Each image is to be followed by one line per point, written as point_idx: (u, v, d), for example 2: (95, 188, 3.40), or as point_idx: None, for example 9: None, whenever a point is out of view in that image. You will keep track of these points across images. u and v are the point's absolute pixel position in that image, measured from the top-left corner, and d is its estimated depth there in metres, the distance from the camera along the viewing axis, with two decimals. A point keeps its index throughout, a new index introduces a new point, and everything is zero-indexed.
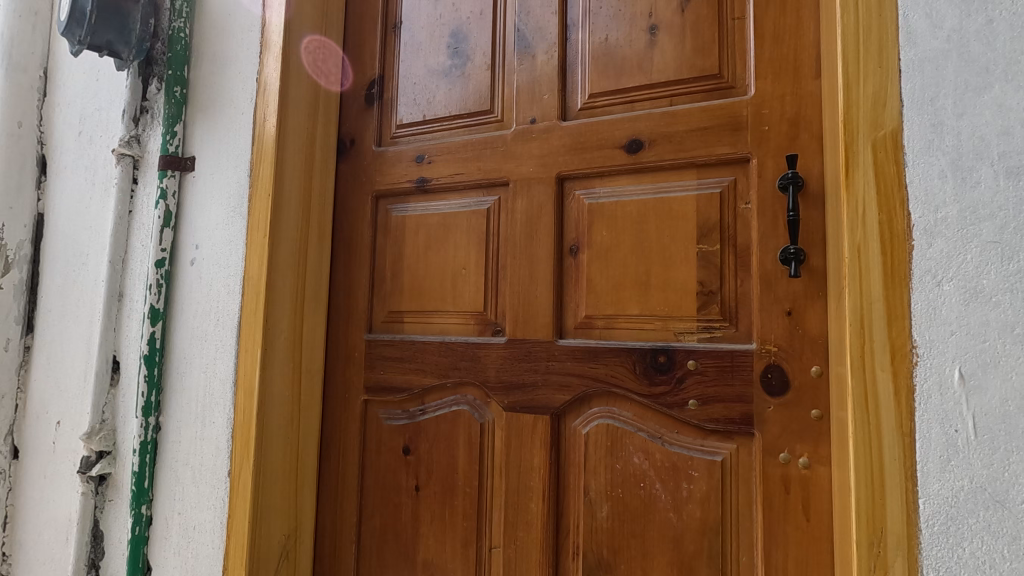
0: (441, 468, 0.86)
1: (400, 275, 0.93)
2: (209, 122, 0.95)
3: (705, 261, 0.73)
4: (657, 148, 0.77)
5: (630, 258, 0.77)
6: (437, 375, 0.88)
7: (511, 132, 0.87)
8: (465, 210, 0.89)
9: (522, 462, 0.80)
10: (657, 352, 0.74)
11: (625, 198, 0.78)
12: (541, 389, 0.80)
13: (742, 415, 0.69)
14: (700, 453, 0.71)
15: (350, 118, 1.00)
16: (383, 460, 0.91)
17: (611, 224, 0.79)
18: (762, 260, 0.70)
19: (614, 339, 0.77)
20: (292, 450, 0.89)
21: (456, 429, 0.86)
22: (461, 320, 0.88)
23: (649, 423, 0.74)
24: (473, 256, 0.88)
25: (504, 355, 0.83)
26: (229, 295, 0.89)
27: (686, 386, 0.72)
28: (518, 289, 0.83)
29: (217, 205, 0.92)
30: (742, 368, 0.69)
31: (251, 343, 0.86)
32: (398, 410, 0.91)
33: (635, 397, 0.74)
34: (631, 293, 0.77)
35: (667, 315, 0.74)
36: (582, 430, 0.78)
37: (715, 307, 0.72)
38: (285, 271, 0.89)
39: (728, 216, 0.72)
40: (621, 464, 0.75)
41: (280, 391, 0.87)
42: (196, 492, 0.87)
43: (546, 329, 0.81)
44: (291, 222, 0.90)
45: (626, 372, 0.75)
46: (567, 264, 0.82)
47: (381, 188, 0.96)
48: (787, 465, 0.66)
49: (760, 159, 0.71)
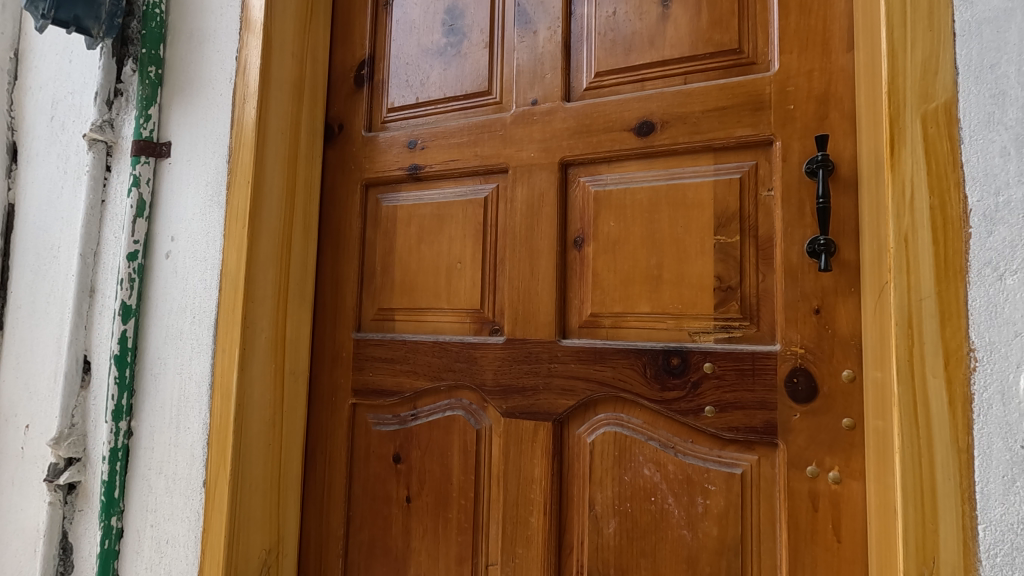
0: (434, 478, 0.80)
1: (391, 270, 0.87)
2: (186, 104, 0.88)
3: (723, 254, 0.66)
4: (670, 130, 0.70)
5: (640, 250, 0.71)
6: (430, 377, 0.81)
7: (510, 115, 0.80)
8: (460, 199, 0.83)
9: (521, 473, 0.74)
10: (670, 354, 0.67)
11: (635, 184, 0.72)
12: (542, 394, 0.74)
13: (764, 424, 0.62)
14: (717, 465, 0.65)
15: (338, 101, 0.93)
16: (373, 469, 0.84)
17: (619, 213, 0.72)
18: (787, 252, 0.63)
19: (622, 339, 0.70)
20: (273, 459, 0.82)
21: (450, 436, 0.79)
22: (456, 319, 0.81)
23: (661, 431, 0.68)
24: (469, 249, 0.81)
25: (503, 356, 0.77)
26: (206, 291, 0.82)
27: (702, 391, 0.65)
28: (518, 285, 0.77)
29: (194, 194, 0.85)
30: (765, 372, 0.63)
31: (228, 342, 0.79)
32: (388, 415, 0.84)
33: (646, 403, 0.68)
34: (641, 289, 0.70)
35: (680, 313, 0.68)
36: (587, 438, 0.71)
37: (733, 304, 0.65)
38: (266, 264, 0.82)
39: (749, 204, 0.66)
40: (630, 476, 0.68)
41: (260, 394, 0.80)
42: (170, 503, 0.81)
43: (548, 328, 0.74)
44: (273, 212, 0.83)
45: (635, 376, 0.69)
46: (571, 257, 0.75)
47: (371, 176, 0.89)
48: (816, 480, 0.60)
49: (785, 141, 0.64)
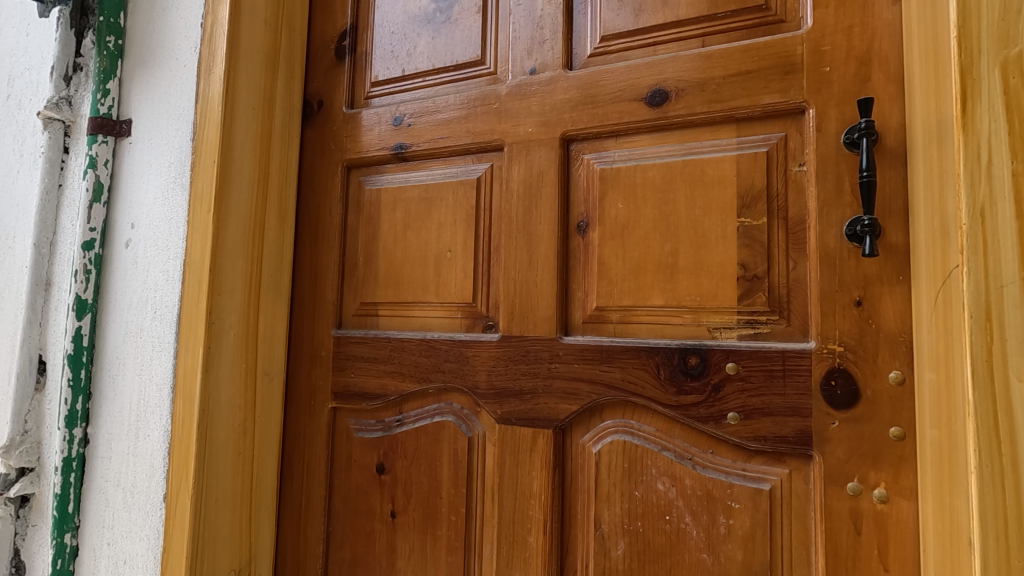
0: (421, 491, 0.72)
1: (375, 260, 0.79)
2: (148, 78, 0.80)
3: (748, 238, 0.58)
4: (686, 99, 0.62)
5: (653, 235, 0.62)
6: (417, 379, 0.73)
7: (506, 86, 0.72)
8: (451, 181, 0.75)
9: (518, 487, 0.66)
10: (687, 352, 0.59)
11: (646, 161, 0.64)
12: (541, 398, 0.66)
13: (797, 433, 0.54)
14: (741, 479, 0.56)
15: (318, 75, 0.85)
16: (354, 481, 0.76)
17: (628, 194, 0.64)
18: (822, 236, 0.55)
19: (632, 336, 0.62)
20: (244, 469, 0.74)
21: (439, 444, 0.71)
22: (446, 314, 0.73)
23: (677, 441, 0.59)
24: (461, 236, 0.73)
25: (498, 355, 0.68)
26: (168, 283, 0.74)
27: (724, 396, 0.57)
28: (514, 276, 0.69)
29: (155, 176, 0.77)
30: (797, 373, 0.55)
31: (191, 340, 0.71)
32: (372, 421, 0.76)
33: (659, 409, 0.60)
34: (654, 279, 0.62)
35: (699, 307, 0.60)
36: (593, 448, 0.63)
37: (760, 296, 0.57)
38: (235, 254, 0.74)
39: (777, 181, 0.58)
40: (641, 491, 0.60)
41: (228, 397, 0.72)
42: (128, 519, 0.73)
43: (548, 324, 0.66)
44: (243, 195, 0.75)
45: (648, 378, 0.60)
46: (575, 244, 0.67)
47: (353, 157, 0.81)
48: (859, 498, 0.52)
49: (819, 108, 0.56)
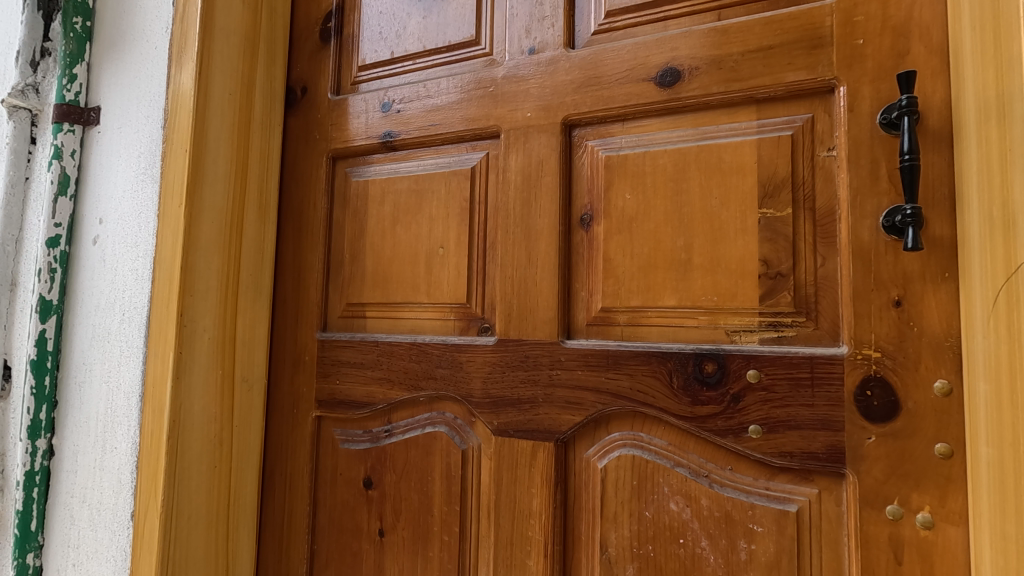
0: (411, 509, 0.66)
1: (362, 257, 0.73)
2: (118, 62, 0.74)
3: (770, 232, 0.53)
4: (700, 78, 0.56)
5: (663, 229, 0.57)
6: (407, 386, 0.67)
7: (503, 67, 0.66)
8: (443, 171, 0.69)
9: (516, 505, 0.60)
10: (703, 359, 0.53)
11: (656, 148, 0.58)
12: (541, 408, 0.60)
13: (827, 450, 0.48)
14: (763, 500, 0.51)
15: (302, 60, 0.79)
16: (340, 496, 0.71)
17: (637, 184, 0.58)
18: (855, 228, 0.49)
19: (642, 341, 0.57)
20: (220, 485, 0.68)
21: (431, 458, 0.66)
22: (438, 316, 0.67)
23: (692, 456, 0.54)
24: (454, 231, 0.67)
25: (494, 361, 0.63)
26: (137, 283, 0.68)
27: (745, 407, 0.51)
28: (512, 274, 0.63)
29: (124, 167, 0.71)
30: (827, 382, 0.49)
31: (161, 344, 0.65)
32: (359, 431, 0.71)
33: (672, 421, 0.54)
34: (665, 277, 0.56)
35: (715, 308, 0.54)
36: (599, 463, 0.58)
37: (784, 296, 0.52)
38: (210, 251, 0.68)
39: (803, 168, 0.52)
40: (652, 511, 0.55)
41: (202, 407, 0.67)
42: (94, 539, 0.67)
43: (549, 326, 0.60)
44: (219, 187, 0.69)
45: (659, 387, 0.55)
46: (578, 239, 0.61)
47: (339, 147, 0.76)
48: (899, 524, 0.46)
49: (851, 86, 0.50)
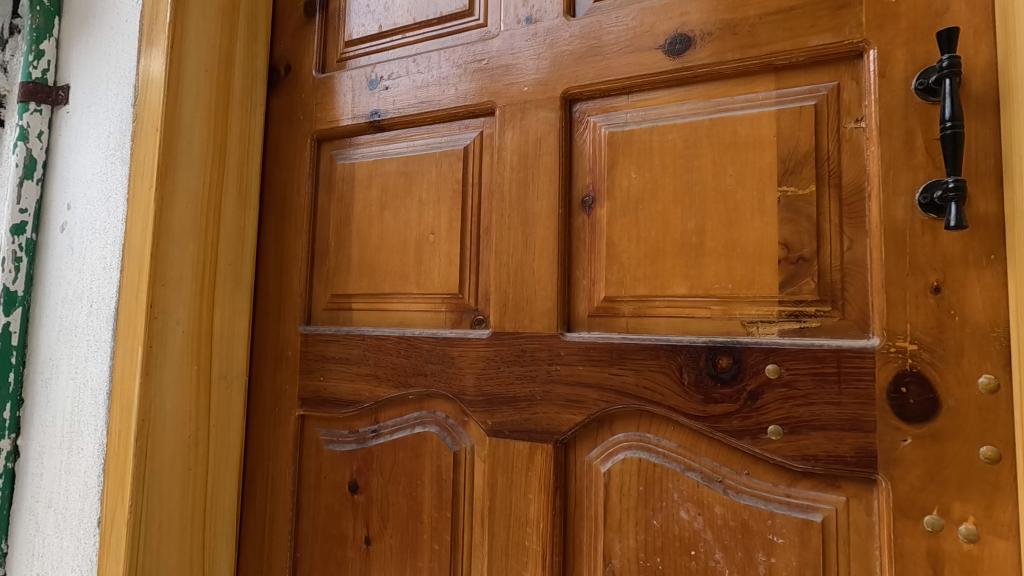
0: (399, 515, 0.62)
1: (347, 245, 0.68)
2: (88, 37, 0.70)
3: (791, 212, 0.48)
4: (713, 45, 0.51)
5: (672, 210, 0.52)
6: (395, 383, 0.62)
7: (497, 39, 0.61)
8: (434, 153, 0.64)
9: (512, 512, 0.55)
10: (717, 352, 0.48)
11: (664, 122, 0.53)
12: (539, 406, 0.55)
13: (856, 453, 0.44)
14: (782, 508, 0.46)
15: (285, 36, 0.75)
16: (324, 501, 0.66)
17: (643, 162, 0.54)
18: (888, 206, 0.44)
19: (649, 333, 0.52)
20: (194, 489, 0.64)
21: (420, 460, 0.61)
22: (428, 307, 0.63)
23: (704, 459, 0.49)
24: (445, 216, 0.63)
25: (488, 355, 0.58)
26: (106, 272, 0.64)
27: (763, 406, 0.47)
28: (507, 261, 0.58)
29: (93, 149, 0.67)
30: (856, 378, 0.44)
31: (130, 338, 0.61)
32: (344, 431, 0.66)
33: (682, 420, 0.49)
34: (674, 263, 0.51)
35: (730, 296, 0.49)
36: (602, 467, 0.53)
37: (807, 283, 0.47)
38: (184, 238, 0.63)
39: (827, 142, 0.47)
40: (660, 520, 0.50)
41: (174, 405, 0.62)
42: (59, 547, 0.62)
43: (547, 318, 0.56)
44: (193, 169, 0.65)
45: (668, 383, 0.50)
46: (579, 223, 0.56)
47: (324, 129, 0.71)
48: (939, 536, 0.41)
49: (883, 49, 0.45)
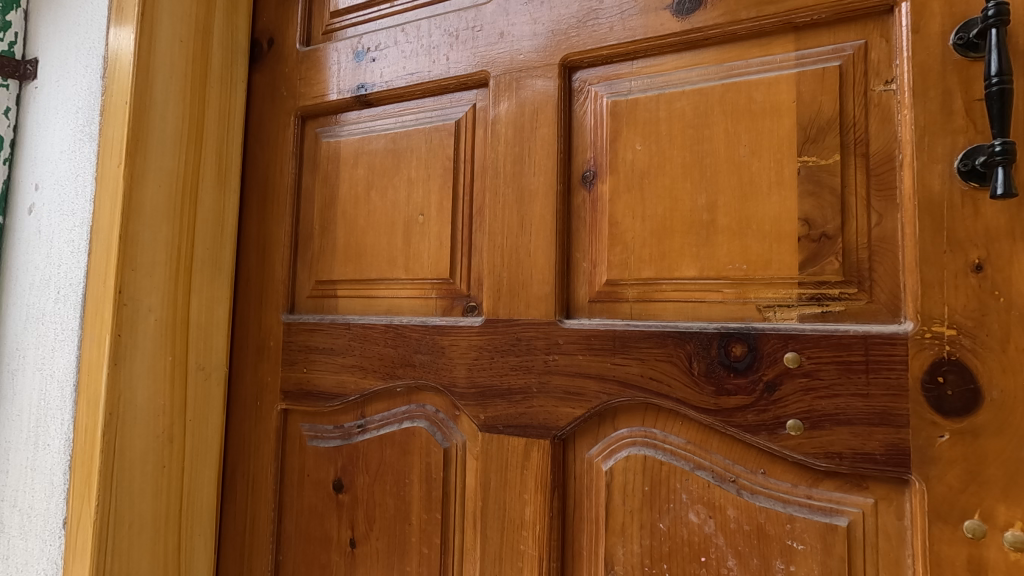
0: (386, 516, 0.57)
1: (332, 228, 0.64)
2: (57, 7, 0.65)
3: (813, 185, 0.43)
4: (726, 4, 0.46)
5: (680, 185, 0.48)
6: (381, 374, 0.58)
7: (491, 4, 0.57)
8: (424, 129, 0.60)
9: (506, 514, 0.51)
10: (730, 340, 0.44)
11: (672, 90, 0.49)
12: (535, 399, 0.51)
13: (886, 451, 0.39)
14: (802, 511, 0.42)
15: (268, 8, 0.70)
16: (307, 500, 0.62)
17: (649, 133, 0.49)
18: (922, 176, 0.40)
19: (655, 319, 0.47)
20: (169, 488, 0.60)
21: (408, 458, 0.57)
22: (418, 294, 0.58)
23: (716, 457, 0.45)
24: (436, 195, 0.58)
25: (480, 344, 0.54)
26: (73, 256, 0.60)
27: (782, 398, 0.42)
28: (501, 243, 0.54)
29: (62, 126, 0.63)
30: (887, 367, 0.39)
31: (98, 326, 0.57)
32: (329, 427, 0.62)
33: (692, 414, 0.45)
34: (683, 243, 0.47)
35: (744, 278, 0.45)
36: (604, 466, 0.48)
37: (830, 262, 0.42)
38: (156, 220, 0.59)
39: (852, 106, 0.43)
40: (667, 524, 0.46)
41: (146, 399, 0.58)
42: (24, 549, 0.59)
43: (544, 304, 0.51)
44: (166, 147, 0.60)
45: (676, 374, 0.45)
46: (579, 201, 0.52)
47: (308, 105, 0.67)
48: (982, 544, 0.37)
49: (917, 1, 0.40)
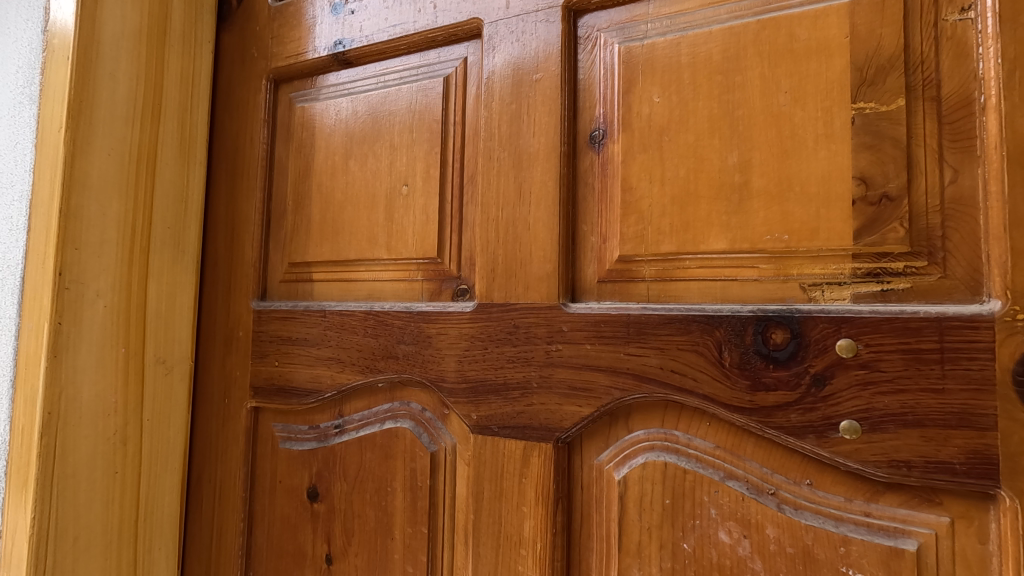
0: (366, 530, 0.50)
1: (307, 203, 0.57)
2: None
3: (871, 136, 0.36)
4: None
5: (706, 143, 0.40)
6: (360, 368, 0.51)
7: None
8: (409, 88, 0.53)
9: (501, 530, 0.44)
10: (769, 325, 0.37)
11: (696, 31, 0.41)
12: (536, 396, 0.43)
13: (967, 460, 0.32)
14: (859, 532, 0.34)
15: None
16: (279, 510, 0.55)
17: (668, 83, 0.42)
18: (1011, 121, 0.32)
19: (677, 302, 0.40)
20: (123, 496, 0.53)
21: (391, 463, 0.50)
22: (402, 276, 0.51)
23: (751, 465, 0.37)
24: (422, 163, 0.51)
25: (471, 332, 0.46)
26: (12, 234, 0.53)
27: (834, 395, 0.35)
28: (495, 215, 0.46)
29: (2, 88, 0.56)
30: (968, 356, 0.32)
31: (37, 312, 0.49)
32: (304, 428, 0.55)
33: (722, 413, 0.38)
34: (710, 210, 0.40)
35: (786, 251, 0.37)
36: (616, 474, 0.41)
37: (892, 230, 0.35)
38: (105, 192, 0.52)
39: (920, 40, 0.35)
40: (692, 544, 0.39)
41: (93, 396, 0.51)
42: None
43: (545, 285, 0.44)
44: (117, 111, 0.53)
45: (703, 366, 0.38)
46: (586, 165, 0.45)
47: (281, 67, 0.59)
48: None
49: None
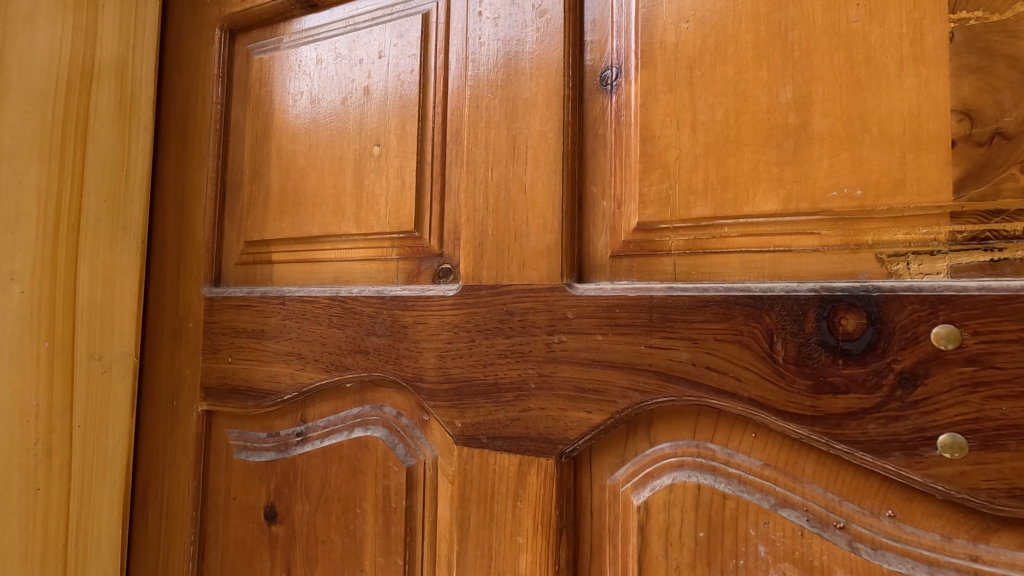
0: (331, 559, 0.42)
1: (265, 171, 0.49)
2: None
3: (977, 56, 0.27)
4: None
5: (751, 75, 0.31)
6: (323, 364, 0.43)
7: None
8: (383, 30, 0.44)
9: (491, 565, 0.36)
10: (838, 308, 0.28)
11: None
12: (533, 400, 0.35)
13: None
14: None
15: None
16: (233, 533, 0.47)
17: (700, 4, 0.33)
18: None
19: (712, 281, 0.31)
20: (46, 517, 0.45)
21: (360, 479, 0.41)
22: (374, 254, 0.43)
23: (811, 490, 0.29)
24: (396, 118, 0.42)
25: (454, 321, 0.38)
26: None
27: (930, 400, 0.26)
28: (483, 177, 0.38)
29: None
30: None
31: None
32: (262, 435, 0.47)
33: (775, 422, 0.29)
34: (756, 162, 0.31)
35: (858, 212, 0.29)
36: (635, 498, 0.33)
37: (1008, 179, 0.26)
38: (19, 157, 0.44)
39: None
40: None
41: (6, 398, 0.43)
42: None
43: (544, 261, 0.35)
44: (36, 60, 0.45)
45: (749, 361, 0.29)
46: (595, 112, 0.36)
47: (236, 14, 0.51)
48: None
49: None
